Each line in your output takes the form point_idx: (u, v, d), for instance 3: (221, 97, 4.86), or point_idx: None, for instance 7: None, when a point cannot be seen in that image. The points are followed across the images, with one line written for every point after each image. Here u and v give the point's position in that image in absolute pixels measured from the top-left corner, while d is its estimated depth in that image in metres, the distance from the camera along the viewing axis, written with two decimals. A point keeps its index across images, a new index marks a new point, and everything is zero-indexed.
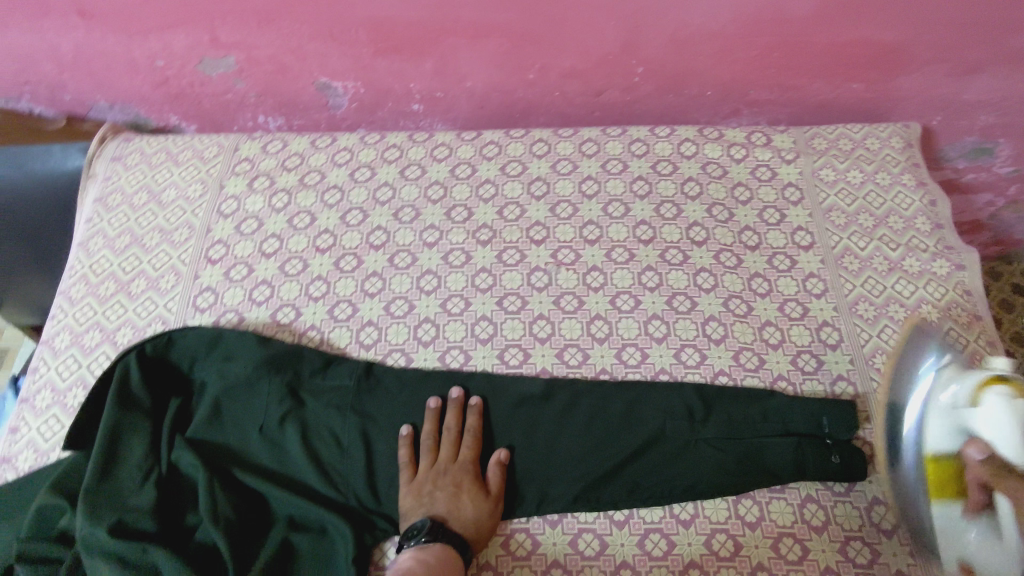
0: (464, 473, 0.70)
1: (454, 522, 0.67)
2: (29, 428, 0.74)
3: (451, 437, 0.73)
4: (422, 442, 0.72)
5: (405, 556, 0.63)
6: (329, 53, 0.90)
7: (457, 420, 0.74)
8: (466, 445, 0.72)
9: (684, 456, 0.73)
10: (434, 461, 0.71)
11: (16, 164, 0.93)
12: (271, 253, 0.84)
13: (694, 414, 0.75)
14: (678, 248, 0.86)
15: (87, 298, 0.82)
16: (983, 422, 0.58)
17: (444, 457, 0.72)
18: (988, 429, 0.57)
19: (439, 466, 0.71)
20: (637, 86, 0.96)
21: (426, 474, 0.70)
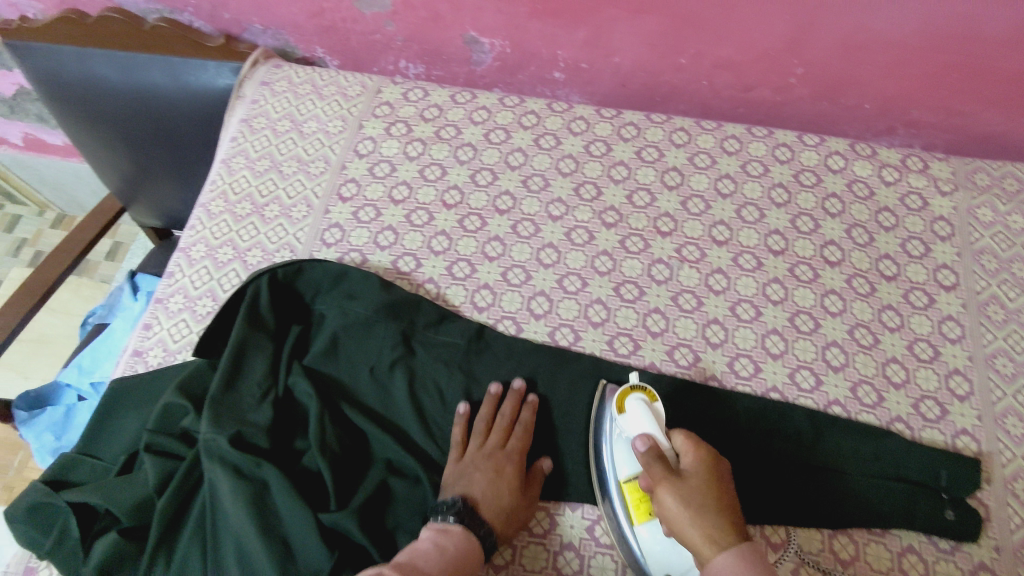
0: (508, 463, 0.68)
1: (484, 507, 0.64)
2: (161, 327, 0.78)
3: (502, 425, 0.71)
4: (476, 425, 0.71)
5: (428, 533, 0.60)
6: (484, 7, 0.88)
7: (513, 410, 0.72)
8: (516, 437, 0.70)
9: (761, 466, 0.71)
10: (481, 445, 0.69)
11: (171, 72, 0.98)
12: (400, 200, 0.86)
13: (765, 425, 0.73)
14: (809, 265, 0.82)
15: (224, 214, 0.85)
16: (635, 425, 0.65)
17: (493, 443, 0.69)
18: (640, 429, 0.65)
19: (484, 451, 0.69)
20: (792, 87, 0.90)
21: (471, 457, 0.68)
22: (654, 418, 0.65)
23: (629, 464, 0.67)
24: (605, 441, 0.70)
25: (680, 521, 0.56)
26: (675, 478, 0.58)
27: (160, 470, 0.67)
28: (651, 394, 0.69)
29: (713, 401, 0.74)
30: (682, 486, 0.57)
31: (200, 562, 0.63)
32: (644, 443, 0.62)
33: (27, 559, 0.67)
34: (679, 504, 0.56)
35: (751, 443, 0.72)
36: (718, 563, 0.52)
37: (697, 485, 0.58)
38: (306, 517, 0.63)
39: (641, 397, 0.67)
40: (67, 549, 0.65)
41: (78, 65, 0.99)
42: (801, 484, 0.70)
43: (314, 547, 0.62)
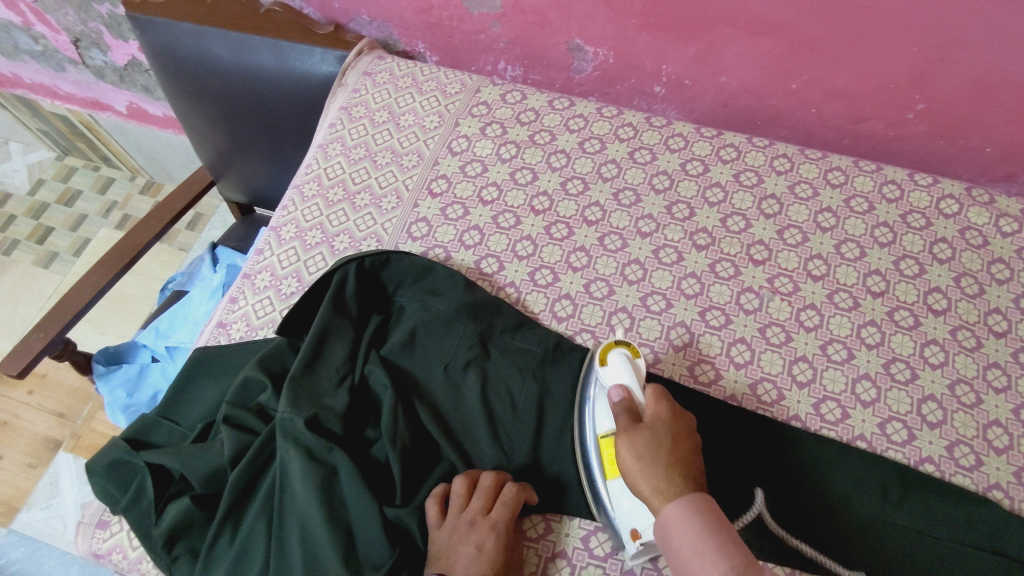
0: (492, 535, 0.61)
1: None
2: (247, 301, 0.81)
3: (488, 488, 0.64)
4: (456, 488, 0.64)
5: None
6: (595, 15, 0.88)
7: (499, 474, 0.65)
8: (503, 502, 0.62)
9: (804, 498, 0.67)
10: (463, 508, 0.63)
11: (278, 55, 1.02)
12: (488, 201, 0.86)
13: (825, 461, 0.68)
14: (910, 310, 0.77)
15: (317, 198, 0.88)
16: (612, 376, 0.64)
17: (477, 509, 0.62)
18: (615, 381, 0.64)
19: (466, 515, 0.62)
20: (908, 123, 0.86)
21: (452, 521, 0.62)
22: (634, 371, 0.64)
23: (607, 419, 0.65)
24: (588, 394, 0.69)
25: (634, 471, 0.57)
26: (635, 430, 0.59)
27: (235, 442, 0.68)
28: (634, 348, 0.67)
29: (682, 383, 0.73)
30: (640, 438, 0.58)
31: (264, 538, 0.64)
32: (619, 394, 0.62)
33: (100, 512, 0.69)
34: (634, 455, 0.58)
35: (785, 469, 0.68)
36: (667, 512, 0.54)
37: (654, 440, 0.58)
38: (371, 507, 0.62)
39: (623, 351, 0.66)
40: (140, 508, 0.66)
41: (194, 42, 1.04)
42: (869, 537, 0.65)
43: (377, 539, 0.62)
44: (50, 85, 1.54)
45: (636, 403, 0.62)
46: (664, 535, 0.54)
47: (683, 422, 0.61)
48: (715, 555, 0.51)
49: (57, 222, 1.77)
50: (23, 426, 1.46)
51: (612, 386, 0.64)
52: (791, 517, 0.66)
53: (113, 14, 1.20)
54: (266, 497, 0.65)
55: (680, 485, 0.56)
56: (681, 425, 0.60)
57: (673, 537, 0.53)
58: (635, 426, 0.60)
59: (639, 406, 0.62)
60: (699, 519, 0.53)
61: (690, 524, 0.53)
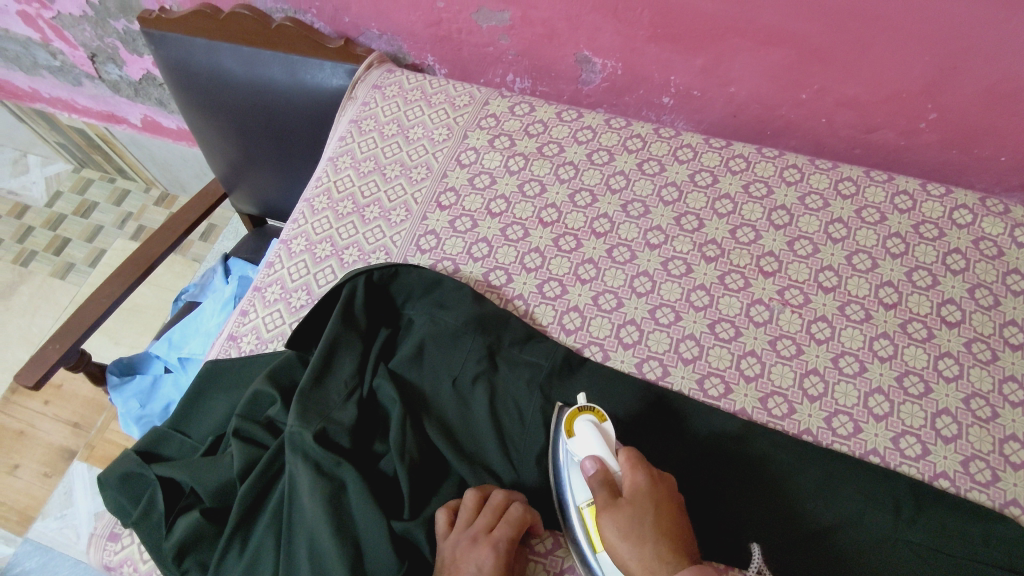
0: (494, 553, 0.59)
1: None
2: (257, 315, 0.82)
3: (496, 505, 0.63)
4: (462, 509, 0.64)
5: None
6: (603, 27, 0.88)
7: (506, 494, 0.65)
8: (507, 522, 0.62)
9: (803, 525, 0.66)
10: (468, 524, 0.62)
11: (290, 70, 1.04)
12: (497, 213, 0.86)
13: (815, 492, 0.67)
14: (924, 322, 0.76)
15: (326, 211, 0.88)
16: (582, 449, 0.61)
17: (480, 525, 0.61)
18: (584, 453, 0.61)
19: (469, 532, 0.61)
20: (920, 132, 0.85)
21: (456, 536, 0.61)
22: (604, 440, 0.62)
23: (583, 490, 0.62)
24: (562, 466, 0.65)
25: (622, 553, 0.54)
26: (615, 507, 0.56)
27: (245, 455, 0.68)
28: (600, 413, 0.65)
29: (673, 427, 0.71)
30: (621, 515, 0.55)
31: (273, 551, 0.64)
32: (592, 467, 0.59)
33: (111, 525, 0.70)
34: (618, 535, 0.54)
35: (775, 501, 0.67)
36: None
37: (637, 511, 0.55)
38: (379, 521, 0.62)
39: (589, 419, 0.63)
40: (152, 521, 0.67)
41: (207, 57, 1.06)
42: (878, 555, 0.64)
43: (385, 553, 0.62)
44: (67, 99, 1.57)
45: (612, 474, 0.59)
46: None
47: (663, 487, 0.58)
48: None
49: (74, 233, 1.80)
50: (40, 436, 1.48)
51: (585, 458, 0.61)
52: (789, 545, 0.65)
53: (129, 30, 1.22)
54: (276, 509, 0.66)
55: (671, 561, 0.52)
56: (662, 492, 0.57)
57: None
58: (614, 502, 0.56)
59: (615, 477, 0.59)
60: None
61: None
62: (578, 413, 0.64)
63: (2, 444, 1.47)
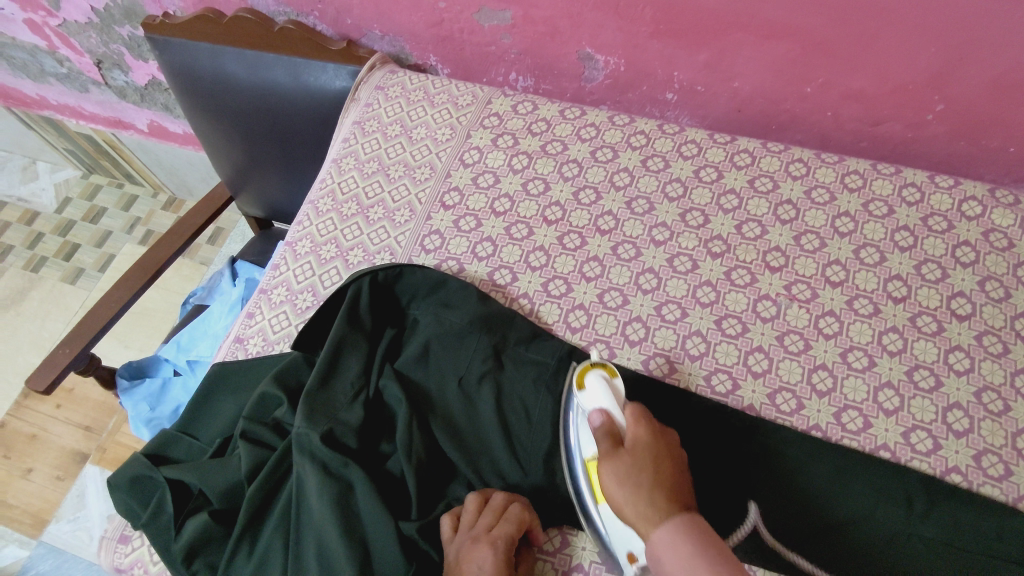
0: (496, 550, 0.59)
1: None
2: (263, 317, 0.82)
3: (496, 506, 0.64)
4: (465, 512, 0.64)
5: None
6: (605, 24, 0.87)
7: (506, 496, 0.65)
8: (508, 520, 0.62)
9: (816, 519, 0.66)
10: (471, 524, 0.62)
11: (293, 72, 1.04)
12: (501, 212, 0.86)
13: (828, 486, 0.66)
14: (934, 316, 0.75)
15: (331, 212, 0.89)
16: (590, 401, 0.62)
17: (483, 525, 0.61)
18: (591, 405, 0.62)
19: (473, 532, 0.61)
20: (927, 124, 0.84)
21: (460, 538, 0.62)
22: (612, 393, 0.62)
23: (590, 444, 0.62)
24: (570, 420, 0.66)
25: (619, 500, 0.55)
26: (616, 455, 0.57)
27: (252, 457, 0.68)
28: (612, 369, 0.65)
29: (677, 396, 0.72)
30: (620, 464, 0.56)
31: (282, 553, 0.64)
32: (598, 418, 0.60)
33: (122, 528, 0.71)
34: (616, 481, 0.55)
35: (787, 494, 0.67)
36: (657, 540, 0.51)
37: (636, 462, 0.56)
38: (386, 521, 0.62)
39: (600, 372, 0.64)
40: (161, 523, 0.67)
41: (210, 61, 1.06)
42: (892, 550, 0.64)
43: (393, 553, 0.61)
44: (74, 106, 1.58)
45: (616, 426, 0.60)
46: (655, 561, 0.51)
47: (665, 440, 0.59)
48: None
49: (83, 238, 1.81)
50: (52, 439, 1.49)
51: (591, 411, 0.62)
52: (802, 538, 0.65)
53: (133, 36, 1.23)
54: (283, 512, 0.66)
55: (666, 507, 0.53)
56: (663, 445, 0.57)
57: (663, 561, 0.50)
58: (615, 451, 0.57)
59: (620, 429, 0.60)
60: (688, 541, 0.50)
61: (679, 549, 0.50)
62: (590, 368, 0.65)
63: (15, 448, 1.48)
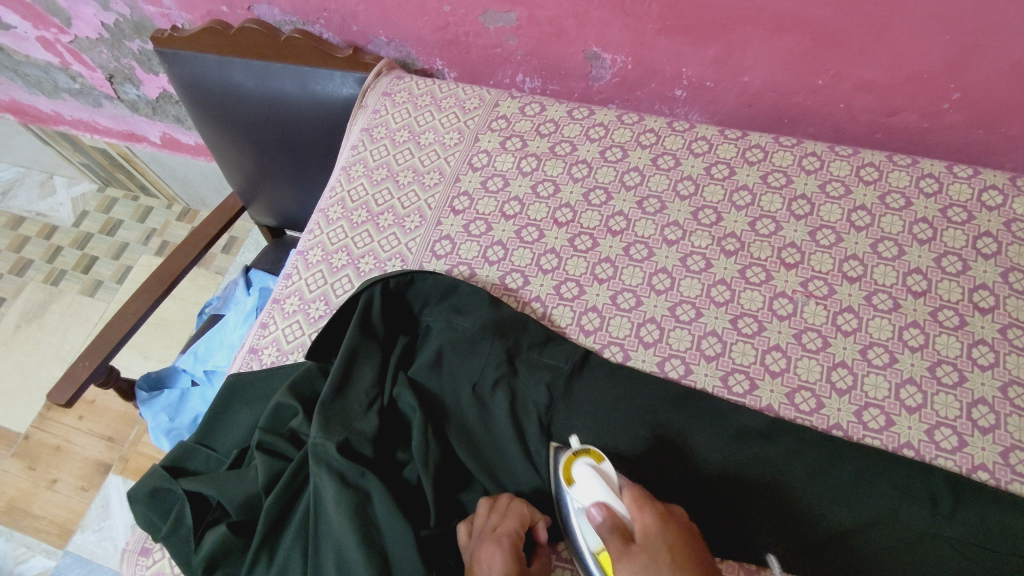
0: (500, 548, 0.59)
1: None
2: (277, 326, 0.82)
3: (499, 507, 0.64)
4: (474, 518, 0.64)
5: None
6: (611, 23, 0.87)
7: (508, 498, 0.65)
8: (510, 521, 0.62)
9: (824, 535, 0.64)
10: (479, 527, 0.63)
11: (301, 81, 1.04)
12: (511, 215, 0.86)
13: (831, 499, 0.65)
14: (955, 309, 0.73)
15: (341, 220, 0.89)
16: (584, 495, 0.58)
17: (487, 527, 0.62)
18: (587, 499, 0.58)
19: (480, 534, 0.62)
20: (944, 113, 0.82)
21: (471, 542, 0.62)
22: (605, 482, 0.58)
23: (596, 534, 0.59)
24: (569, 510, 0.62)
25: None
26: (629, 555, 0.52)
27: (270, 468, 0.69)
28: (597, 453, 0.61)
29: (679, 465, 0.68)
30: (637, 563, 0.51)
31: (301, 562, 0.64)
32: (600, 514, 0.56)
33: (143, 540, 0.72)
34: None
35: (788, 513, 0.65)
36: None
37: (652, 559, 0.51)
38: (402, 531, 0.62)
39: (588, 460, 0.60)
40: (181, 536, 0.68)
41: (219, 72, 1.07)
42: (912, 555, 0.62)
43: (411, 562, 0.61)
44: (88, 120, 1.60)
45: (620, 519, 0.55)
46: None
47: (676, 526, 0.54)
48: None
49: (101, 251, 1.84)
50: (75, 450, 1.51)
51: (591, 506, 0.57)
52: (810, 553, 0.64)
53: (143, 49, 1.24)
54: (302, 521, 0.66)
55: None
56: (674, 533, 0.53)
57: None
58: (627, 550, 0.52)
59: (624, 521, 0.55)
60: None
61: None
62: (575, 456, 0.61)
63: (40, 459, 1.51)
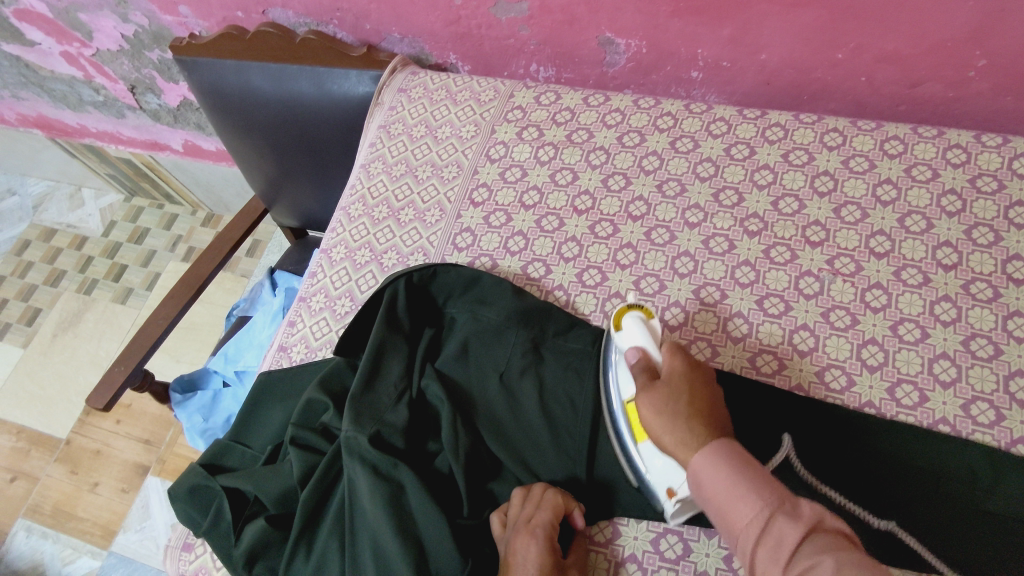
0: (534, 541, 0.59)
1: None
2: (305, 324, 0.84)
3: (535, 497, 0.64)
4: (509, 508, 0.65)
5: None
6: (624, 7, 0.86)
7: (543, 488, 0.65)
8: (544, 510, 0.62)
9: (868, 460, 0.65)
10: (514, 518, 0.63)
11: (317, 82, 1.05)
12: (531, 205, 0.86)
13: (869, 475, 0.65)
14: (988, 282, 0.72)
15: (363, 217, 0.90)
16: (627, 339, 0.65)
17: (522, 518, 0.62)
18: (627, 342, 0.65)
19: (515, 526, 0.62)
20: (969, 81, 0.80)
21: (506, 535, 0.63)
22: (649, 332, 0.64)
23: (628, 385, 0.64)
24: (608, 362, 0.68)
25: (657, 428, 0.58)
26: (652, 388, 0.60)
27: (304, 461, 0.70)
28: (648, 310, 0.67)
29: (745, 392, 0.70)
30: (658, 395, 0.59)
31: (338, 556, 0.65)
32: (635, 355, 0.63)
33: (185, 536, 0.74)
34: (655, 411, 0.58)
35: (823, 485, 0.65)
36: (696, 464, 0.54)
37: (673, 392, 0.58)
38: (436, 520, 0.63)
39: (637, 315, 0.66)
40: (221, 531, 0.69)
41: (237, 77, 1.09)
42: (956, 516, 0.62)
43: (446, 551, 0.62)
44: (113, 131, 1.64)
45: (653, 362, 0.62)
46: (697, 486, 0.54)
47: (701, 372, 0.61)
48: (753, 503, 0.50)
49: (130, 259, 1.88)
50: (115, 454, 1.55)
51: (629, 349, 0.64)
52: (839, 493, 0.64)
53: (163, 59, 1.26)
54: (337, 516, 0.67)
55: (702, 432, 0.56)
56: (698, 376, 0.60)
57: (703, 484, 0.53)
58: (652, 384, 0.60)
59: (657, 364, 0.62)
60: (728, 465, 0.53)
61: (717, 472, 0.53)
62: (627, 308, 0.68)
63: (82, 463, 1.55)
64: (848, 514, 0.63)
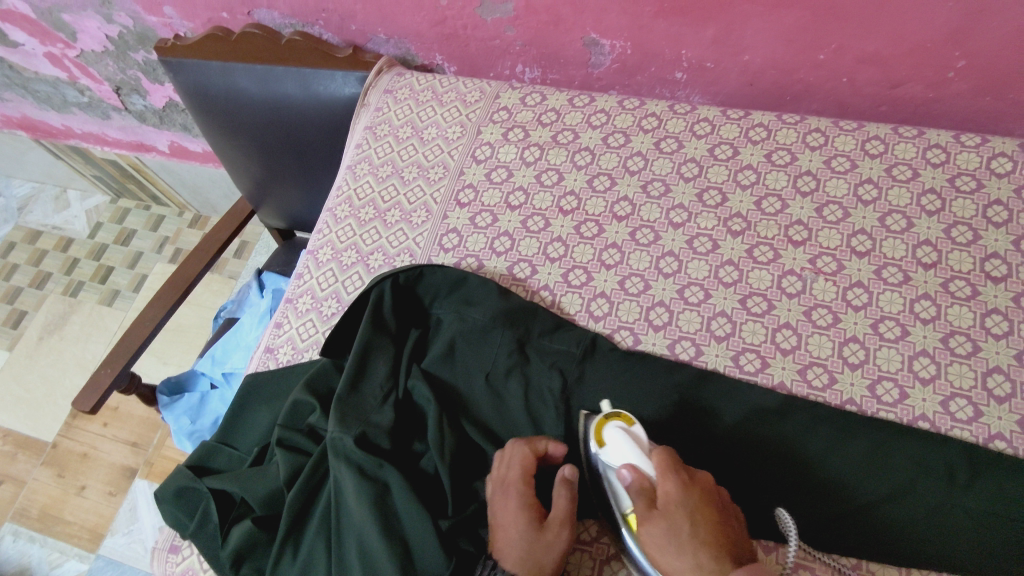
0: (509, 500, 0.61)
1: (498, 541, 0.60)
2: (291, 326, 0.84)
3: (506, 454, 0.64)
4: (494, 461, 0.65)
5: None
6: (609, 8, 0.86)
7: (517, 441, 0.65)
8: (513, 465, 0.62)
9: (837, 491, 0.65)
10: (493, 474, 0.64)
11: (303, 83, 1.05)
12: (517, 205, 0.86)
13: (849, 474, 0.65)
14: (967, 280, 0.73)
15: (349, 219, 0.90)
16: (615, 457, 0.59)
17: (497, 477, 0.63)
18: (617, 460, 0.59)
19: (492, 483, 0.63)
20: (949, 82, 0.81)
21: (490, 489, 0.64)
22: (638, 446, 0.59)
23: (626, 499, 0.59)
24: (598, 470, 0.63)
25: (667, 566, 0.53)
26: (652, 520, 0.54)
27: (291, 463, 0.70)
28: (628, 417, 0.62)
29: (699, 431, 0.69)
30: (659, 528, 0.53)
31: (325, 555, 0.65)
32: (628, 478, 0.57)
33: (172, 538, 0.74)
34: (660, 548, 0.53)
35: (802, 484, 0.65)
36: None
37: (674, 522, 0.53)
38: (421, 520, 0.63)
39: (619, 425, 0.61)
40: (208, 532, 0.69)
41: (222, 79, 1.08)
42: (932, 514, 0.62)
43: (431, 550, 0.62)
44: (98, 132, 1.63)
45: (646, 483, 0.56)
46: None
47: (698, 489, 0.55)
48: None
49: (116, 261, 1.87)
50: (102, 457, 1.54)
51: (620, 468, 0.58)
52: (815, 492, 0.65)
53: (148, 60, 1.26)
54: (323, 516, 0.67)
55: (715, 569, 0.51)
56: (697, 498, 0.54)
57: None
58: (651, 514, 0.54)
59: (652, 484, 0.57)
60: None
61: None
62: (605, 419, 0.62)
63: (69, 466, 1.54)
64: (825, 513, 0.64)
